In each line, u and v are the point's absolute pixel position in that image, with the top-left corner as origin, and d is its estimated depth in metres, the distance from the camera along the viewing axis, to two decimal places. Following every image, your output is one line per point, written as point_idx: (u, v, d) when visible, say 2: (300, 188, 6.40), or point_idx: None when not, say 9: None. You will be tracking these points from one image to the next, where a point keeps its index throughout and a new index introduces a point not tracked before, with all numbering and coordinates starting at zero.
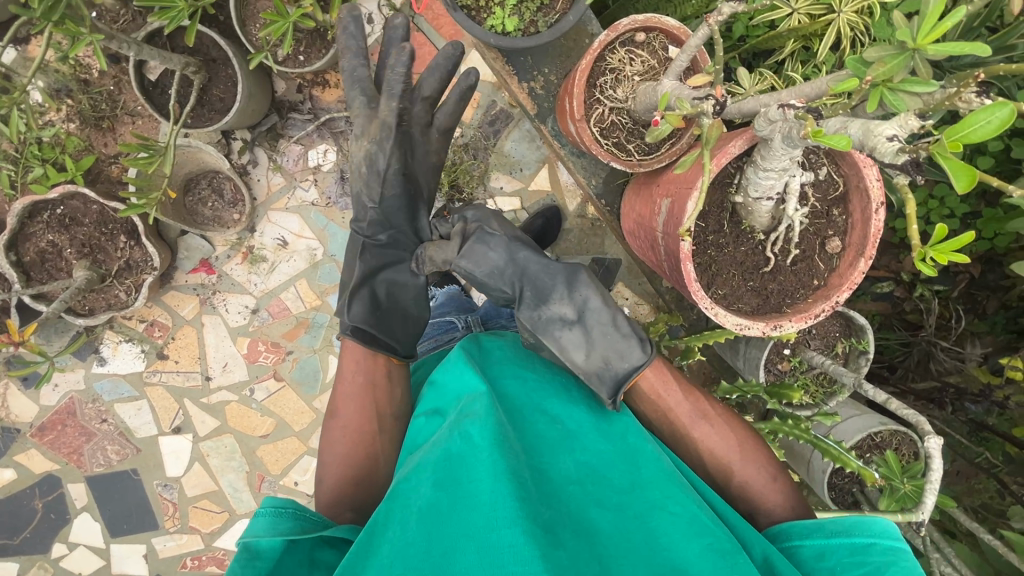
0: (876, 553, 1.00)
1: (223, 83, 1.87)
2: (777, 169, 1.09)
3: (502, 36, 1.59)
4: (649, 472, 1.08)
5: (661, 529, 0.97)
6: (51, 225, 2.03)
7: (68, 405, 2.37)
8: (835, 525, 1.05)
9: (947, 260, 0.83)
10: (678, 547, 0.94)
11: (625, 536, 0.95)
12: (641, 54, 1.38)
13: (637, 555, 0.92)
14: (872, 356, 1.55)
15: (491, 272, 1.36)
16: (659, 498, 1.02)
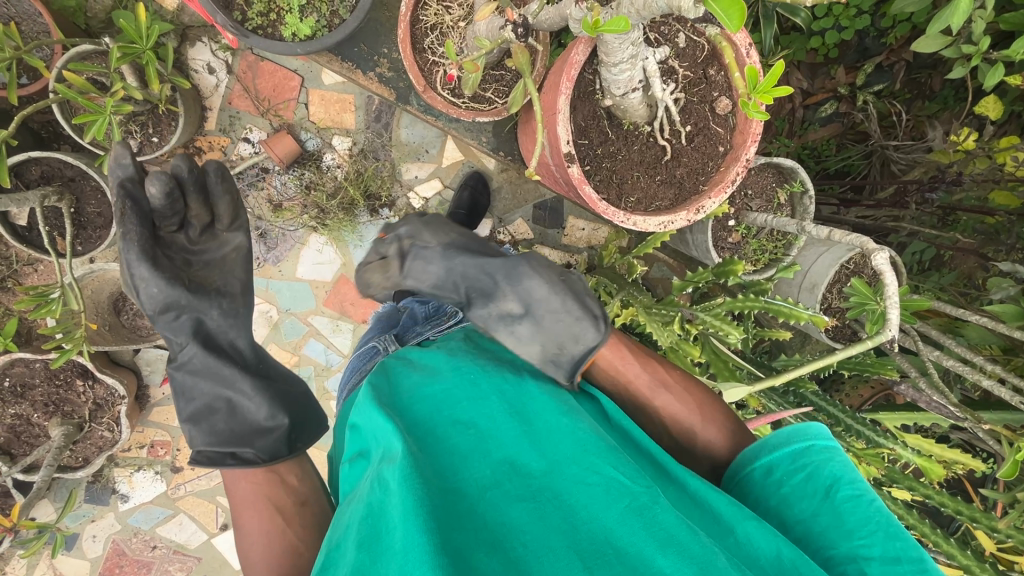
0: (814, 454, 0.94)
1: (92, 197, 1.80)
2: (625, 58, 1.03)
3: (301, 42, 1.55)
4: (573, 442, 0.91)
5: (585, 508, 0.82)
6: (7, 399, 2.00)
7: (115, 549, 2.37)
8: (775, 439, 0.98)
9: (772, 97, 0.92)
10: (602, 522, 0.80)
11: (551, 529, 0.79)
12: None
13: (567, 551, 0.76)
14: (813, 193, 1.52)
15: (435, 285, 1.23)
16: (582, 472, 0.86)
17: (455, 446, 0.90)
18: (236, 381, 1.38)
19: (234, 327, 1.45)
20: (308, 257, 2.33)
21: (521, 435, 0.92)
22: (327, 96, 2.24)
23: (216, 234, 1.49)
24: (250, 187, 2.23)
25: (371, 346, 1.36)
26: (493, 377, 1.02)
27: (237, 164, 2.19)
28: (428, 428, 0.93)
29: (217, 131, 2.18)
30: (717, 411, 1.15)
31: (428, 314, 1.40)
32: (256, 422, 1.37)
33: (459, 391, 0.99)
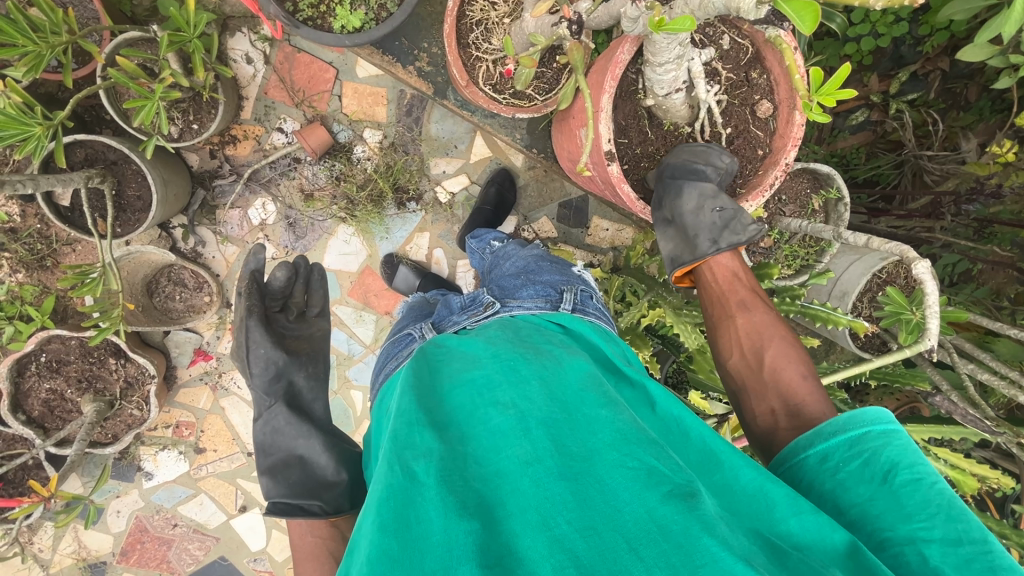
0: (872, 439, 0.84)
1: (134, 180, 1.85)
2: (672, 59, 1.03)
3: (351, 34, 1.57)
4: (613, 428, 0.85)
5: (626, 491, 0.76)
6: (43, 374, 2.05)
7: (138, 524, 2.43)
8: (829, 424, 0.88)
9: (833, 101, 0.93)
10: (643, 503, 0.74)
11: (590, 513, 0.74)
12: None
13: (607, 536, 0.72)
14: (849, 201, 1.51)
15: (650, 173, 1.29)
16: (622, 456, 0.81)
17: (490, 429, 0.86)
18: (311, 439, 1.48)
19: (315, 391, 1.62)
20: (335, 247, 2.37)
21: (561, 418, 0.87)
22: (360, 89, 2.26)
23: (307, 323, 1.76)
24: (282, 176, 2.27)
25: (408, 333, 1.35)
26: (532, 362, 0.97)
27: (271, 153, 2.23)
28: (464, 414, 0.91)
29: (252, 120, 2.21)
30: (756, 304, 1.16)
31: (464, 302, 1.36)
32: (325, 476, 1.43)
33: (494, 373, 0.94)
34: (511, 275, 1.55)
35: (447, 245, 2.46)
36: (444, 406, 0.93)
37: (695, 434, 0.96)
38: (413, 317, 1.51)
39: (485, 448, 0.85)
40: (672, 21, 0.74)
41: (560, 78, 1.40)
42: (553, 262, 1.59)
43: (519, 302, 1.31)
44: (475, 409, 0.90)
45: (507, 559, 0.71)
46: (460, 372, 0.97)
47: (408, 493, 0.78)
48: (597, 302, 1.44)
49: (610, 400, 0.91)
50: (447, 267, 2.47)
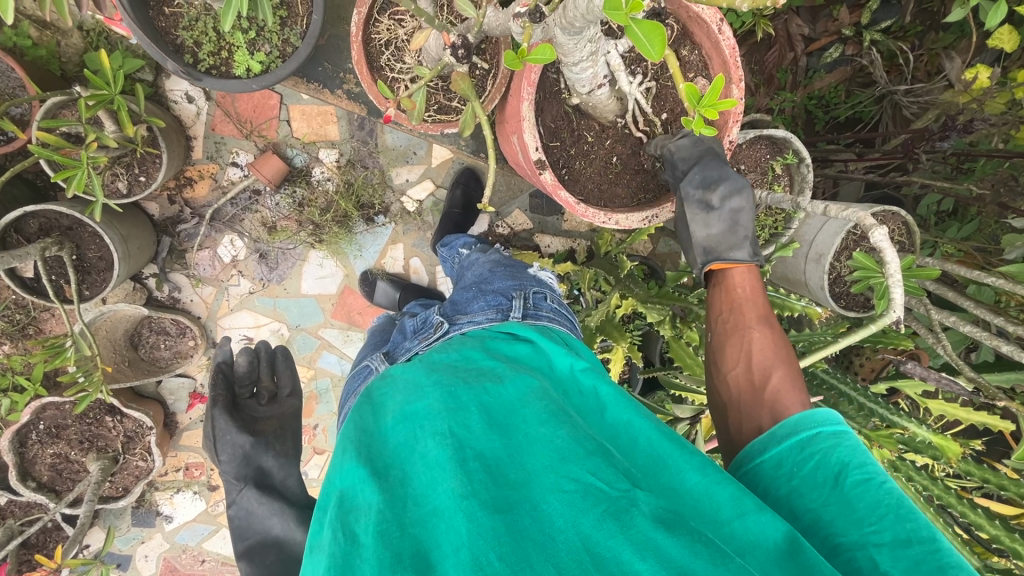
0: (822, 441, 0.86)
1: (92, 242, 1.84)
2: (586, 58, 0.98)
3: (254, 79, 1.54)
4: (550, 448, 0.87)
5: (561, 516, 0.78)
6: (44, 441, 2.09)
7: (166, 566, 2.51)
8: (783, 428, 0.92)
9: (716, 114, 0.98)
10: (577, 528, 0.76)
11: (524, 545, 0.75)
12: (405, 10, 1.28)
13: (541, 564, 0.72)
14: (810, 161, 1.45)
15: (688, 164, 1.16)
16: (558, 478, 0.82)
17: (429, 462, 0.87)
18: (285, 517, 1.69)
19: (285, 468, 1.76)
20: (310, 273, 2.36)
21: (499, 448, 0.88)
22: (308, 110, 2.21)
23: (279, 403, 1.90)
24: (245, 211, 2.24)
25: (365, 364, 1.37)
26: (472, 388, 0.98)
27: (230, 189, 2.20)
28: (403, 453, 0.91)
29: (204, 159, 2.18)
30: (774, 324, 1.11)
31: (416, 326, 1.37)
32: (300, 552, 1.68)
33: (434, 406, 0.95)
34: (467, 286, 1.54)
35: (422, 253, 2.43)
36: (382, 445, 0.93)
37: (643, 440, 0.95)
38: (371, 347, 1.54)
39: (423, 485, 0.85)
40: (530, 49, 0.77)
41: None
42: (507, 267, 1.59)
43: (469, 319, 1.31)
44: (414, 443, 0.91)
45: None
46: (400, 407, 0.98)
47: (347, 557, 0.78)
48: (552, 304, 1.43)
49: (550, 417, 0.92)
50: (426, 275, 2.46)
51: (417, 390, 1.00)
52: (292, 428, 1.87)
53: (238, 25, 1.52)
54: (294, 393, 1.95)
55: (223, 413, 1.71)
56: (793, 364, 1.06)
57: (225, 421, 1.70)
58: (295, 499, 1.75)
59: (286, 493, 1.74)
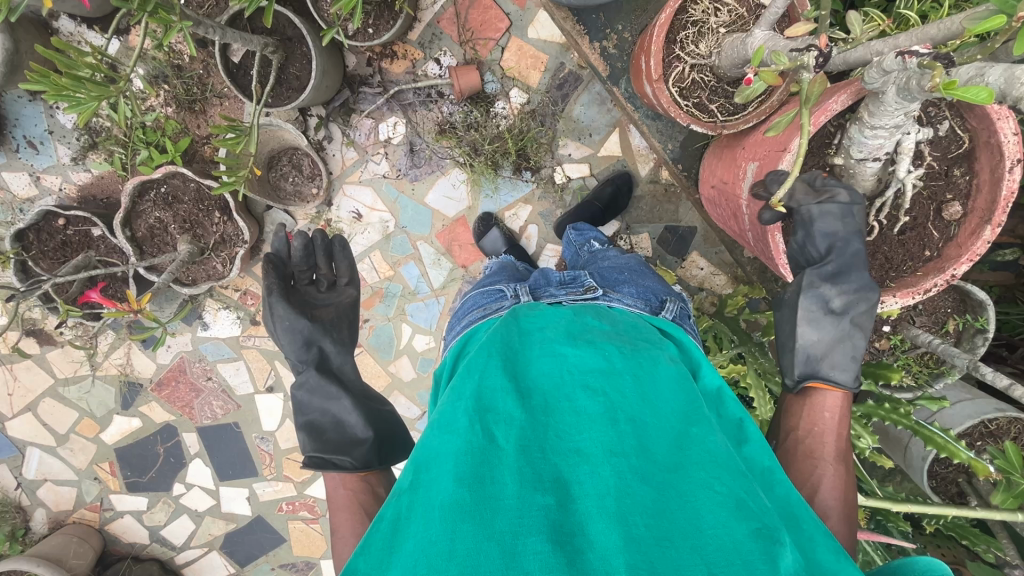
0: None
1: (299, 61, 1.93)
2: (888, 126, 0.96)
3: None
4: (699, 455, 0.98)
5: (708, 515, 0.88)
6: (157, 204, 2.20)
7: (179, 364, 2.66)
8: (885, 568, 0.93)
9: None
10: (729, 535, 0.84)
11: (669, 528, 0.86)
12: (728, 2, 1.20)
13: (678, 548, 0.83)
14: (991, 336, 1.37)
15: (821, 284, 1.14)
16: (707, 483, 0.93)
17: (579, 410, 1.02)
18: (337, 401, 1.58)
19: (342, 355, 1.74)
20: (441, 188, 2.42)
21: (644, 425, 1.02)
22: (524, 48, 2.27)
23: (337, 292, 1.92)
24: (422, 104, 2.31)
25: (501, 290, 1.49)
26: (627, 365, 1.11)
27: (421, 79, 2.27)
28: (553, 389, 1.06)
29: (416, 42, 2.26)
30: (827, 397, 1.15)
31: (564, 279, 1.49)
32: (350, 434, 1.52)
33: (589, 362, 1.10)
34: (616, 267, 1.61)
35: (543, 225, 2.46)
36: (530, 376, 1.09)
37: (781, 488, 1.00)
38: (505, 277, 1.64)
39: (572, 425, 1.00)
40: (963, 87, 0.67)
41: (749, 106, 1.25)
42: (655, 272, 1.65)
43: (619, 299, 1.39)
44: (566, 391, 1.06)
45: (580, 538, 0.84)
46: (552, 348, 1.13)
47: (486, 453, 0.93)
48: (691, 320, 1.50)
49: (706, 424, 1.04)
50: (535, 246, 2.47)
51: (569, 343, 1.14)
52: (350, 316, 1.87)
53: None
54: (353, 287, 1.95)
55: (275, 299, 1.73)
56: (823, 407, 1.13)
57: (276, 305, 1.72)
58: (351, 385, 1.67)
59: (339, 377, 1.67)
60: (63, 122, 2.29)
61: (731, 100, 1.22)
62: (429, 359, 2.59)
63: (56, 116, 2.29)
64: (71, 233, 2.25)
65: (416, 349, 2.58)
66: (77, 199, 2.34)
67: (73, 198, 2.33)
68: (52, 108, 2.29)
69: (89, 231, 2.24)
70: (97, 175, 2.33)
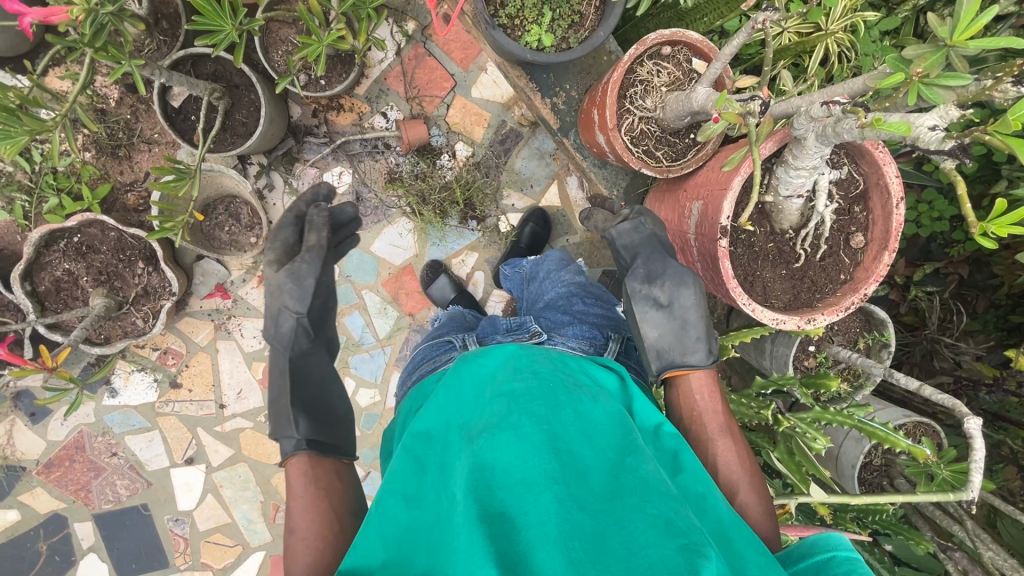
0: (836, 565, 0.94)
1: (245, 108, 1.90)
2: (808, 167, 1.15)
3: (538, 51, 1.55)
4: (635, 477, 0.98)
5: (642, 534, 0.87)
6: (66, 254, 1.99)
7: (78, 440, 2.31)
8: (798, 550, 1.01)
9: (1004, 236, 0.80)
10: (661, 549, 0.84)
11: (604, 550, 0.85)
12: (667, 66, 1.38)
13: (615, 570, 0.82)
14: (894, 349, 1.60)
15: (648, 273, 1.36)
16: (641, 505, 0.93)
17: (522, 440, 0.99)
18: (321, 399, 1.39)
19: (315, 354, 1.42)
20: (387, 236, 2.41)
21: (586, 455, 1.02)
22: (468, 106, 2.41)
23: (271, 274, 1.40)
24: (369, 155, 2.34)
25: (448, 341, 1.50)
26: (570, 397, 1.12)
27: (368, 131, 2.31)
28: (499, 423, 1.04)
29: (363, 97, 2.32)
30: (727, 426, 1.25)
31: (510, 326, 1.52)
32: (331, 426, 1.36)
33: (533, 394, 1.09)
34: (544, 306, 1.71)
35: (489, 272, 2.51)
36: (481, 412, 1.08)
37: (712, 513, 1.03)
38: (454, 326, 1.66)
39: (513, 457, 0.97)
40: (887, 124, 0.84)
41: (689, 153, 1.43)
42: (594, 295, 1.72)
43: (562, 340, 1.43)
44: (511, 421, 1.03)
45: (522, 565, 0.83)
46: (500, 385, 1.13)
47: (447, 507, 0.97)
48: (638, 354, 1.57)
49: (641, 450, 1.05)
50: (482, 292, 2.51)
51: (512, 374, 1.15)
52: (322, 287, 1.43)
53: (535, 6, 1.55)
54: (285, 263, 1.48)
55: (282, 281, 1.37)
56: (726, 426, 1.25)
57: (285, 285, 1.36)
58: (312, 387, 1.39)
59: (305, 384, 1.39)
60: None
61: (674, 147, 1.39)
62: (373, 414, 2.46)
63: None
64: None
65: (359, 404, 2.45)
66: None
67: None
68: None
69: None
70: None
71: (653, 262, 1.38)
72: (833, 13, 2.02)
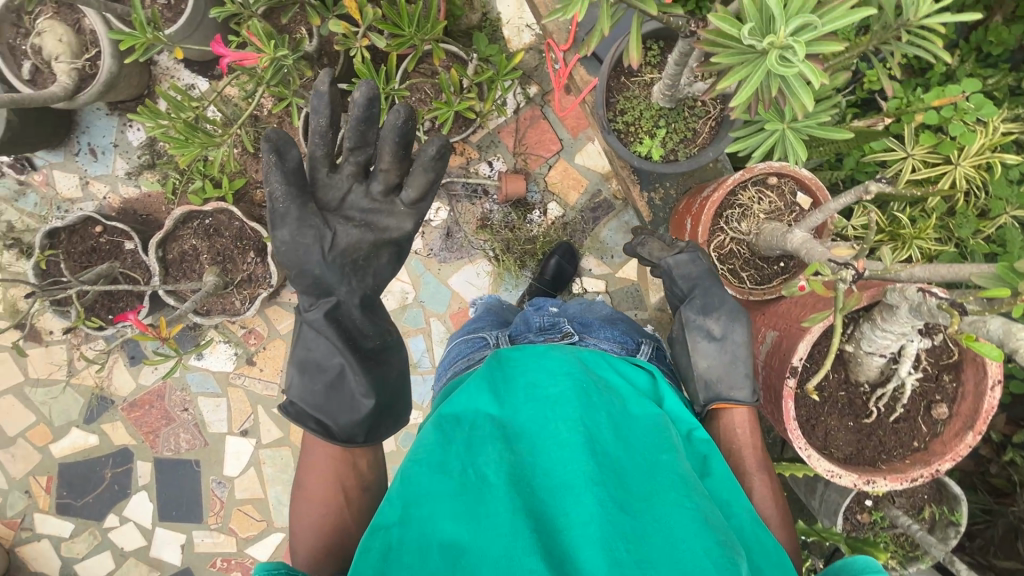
0: None
1: None
2: (897, 331, 1.12)
3: (646, 160, 1.63)
4: (670, 475, 1.06)
5: (681, 531, 0.96)
6: (196, 232, 2.28)
7: (160, 389, 2.60)
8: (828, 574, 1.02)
9: None
10: (697, 545, 0.93)
11: (646, 546, 0.93)
12: (770, 196, 1.44)
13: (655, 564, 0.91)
14: (963, 530, 1.47)
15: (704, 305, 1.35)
16: (675, 499, 1.02)
17: (560, 442, 1.07)
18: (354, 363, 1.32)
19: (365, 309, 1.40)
20: (466, 273, 2.54)
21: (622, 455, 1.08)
22: (569, 170, 2.52)
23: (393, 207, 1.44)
24: (467, 197, 2.50)
25: (481, 337, 1.55)
26: (602, 397, 1.18)
27: (471, 176, 2.48)
28: (537, 427, 1.12)
29: (474, 144, 2.50)
30: (768, 467, 1.25)
31: (542, 326, 1.56)
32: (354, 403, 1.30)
33: (567, 396, 1.15)
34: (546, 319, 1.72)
35: None
36: (518, 414, 1.16)
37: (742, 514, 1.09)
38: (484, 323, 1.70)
39: (553, 460, 1.05)
40: (978, 343, 0.85)
41: (775, 280, 1.47)
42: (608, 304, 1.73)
43: (596, 340, 1.47)
44: (547, 424, 1.11)
45: (570, 562, 0.91)
46: (534, 390, 1.19)
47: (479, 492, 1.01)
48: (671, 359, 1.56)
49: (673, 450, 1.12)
50: None
51: (545, 372, 1.23)
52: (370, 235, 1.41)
53: (653, 117, 1.64)
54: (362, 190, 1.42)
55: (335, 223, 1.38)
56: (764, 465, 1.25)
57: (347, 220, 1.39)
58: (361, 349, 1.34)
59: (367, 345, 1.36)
60: (130, 140, 2.42)
61: (760, 273, 1.43)
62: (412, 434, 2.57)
63: (126, 133, 2.42)
64: (103, 241, 2.29)
65: None
66: (118, 210, 2.42)
67: (114, 208, 2.41)
68: (124, 125, 2.42)
69: (121, 243, 2.28)
70: (145, 193, 2.43)
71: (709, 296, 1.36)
72: (968, 149, 1.97)
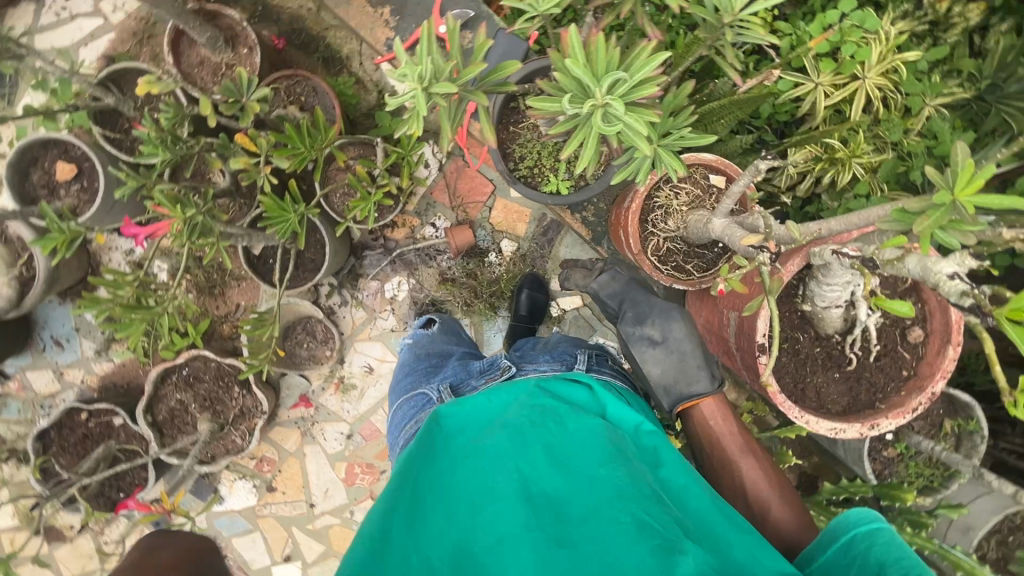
0: (858, 543, 0.98)
1: (314, 247, 2.16)
2: (840, 282, 1.14)
3: (556, 196, 1.78)
4: (608, 490, 1.10)
5: (619, 545, 0.99)
6: (178, 386, 2.30)
7: None
8: (824, 537, 1.04)
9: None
10: (633, 558, 0.96)
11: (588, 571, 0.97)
12: (685, 188, 1.51)
13: None
14: (987, 434, 1.48)
15: (638, 318, 1.63)
16: (613, 513, 1.05)
17: (496, 495, 1.10)
18: None
19: None
20: None
21: (559, 486, 1.13)
22: (509, 205, 2.56)
23: None
24: (423, 263, 2.53)
25: (423, 394, 1.57)
26: (533, 432, 1.21)
27: (420, 242, 2.52)
28: (474, 484, 1.14)
29: (413, 211, 2.54)
30: (754, 451, 1.39)
31: (483, 368, 1.60)
32: None
33: (501, 446, 1.18)
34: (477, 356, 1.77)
35: None
36: (456, 474, 1.18)
37: (694, 504, 1.15)
38: (418, 373, 1.71)
39: (494, 513, 1.08)
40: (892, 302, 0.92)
41: (719, 261, 1.52)
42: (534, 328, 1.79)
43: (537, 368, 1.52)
44: (483, 479, 1.13)
45: None
46: (468, 447, 1.22)
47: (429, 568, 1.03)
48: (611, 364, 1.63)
49: (611, 462, 1.15)
50: None
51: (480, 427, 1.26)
52: None
53: (551, 155, 1.79)
54: None
55: None
56: (750, 449, 1.39)
57: None
58: None
59: None
60: (89, 319, 2.44)
61: (702, 261, 1.49)
62: None
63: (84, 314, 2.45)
64: (92, 425, 2.30)
65: None
66: (98, 389, 2.43)
67: (94, 388, 2.43)
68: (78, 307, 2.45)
69: (110, 421, 2.29)
70: (119, 364, 2.45)
71: (640, 308, 1.65)
72: (868, 62, 1.96)
